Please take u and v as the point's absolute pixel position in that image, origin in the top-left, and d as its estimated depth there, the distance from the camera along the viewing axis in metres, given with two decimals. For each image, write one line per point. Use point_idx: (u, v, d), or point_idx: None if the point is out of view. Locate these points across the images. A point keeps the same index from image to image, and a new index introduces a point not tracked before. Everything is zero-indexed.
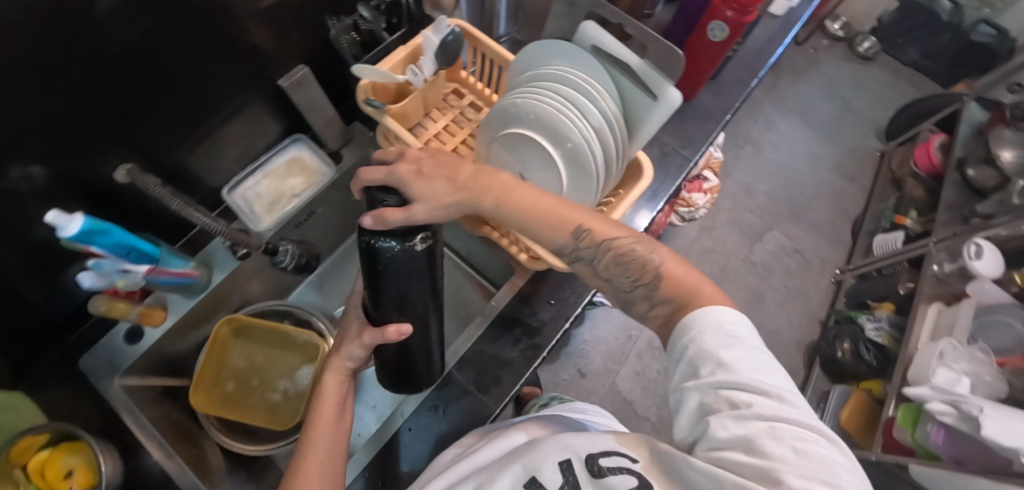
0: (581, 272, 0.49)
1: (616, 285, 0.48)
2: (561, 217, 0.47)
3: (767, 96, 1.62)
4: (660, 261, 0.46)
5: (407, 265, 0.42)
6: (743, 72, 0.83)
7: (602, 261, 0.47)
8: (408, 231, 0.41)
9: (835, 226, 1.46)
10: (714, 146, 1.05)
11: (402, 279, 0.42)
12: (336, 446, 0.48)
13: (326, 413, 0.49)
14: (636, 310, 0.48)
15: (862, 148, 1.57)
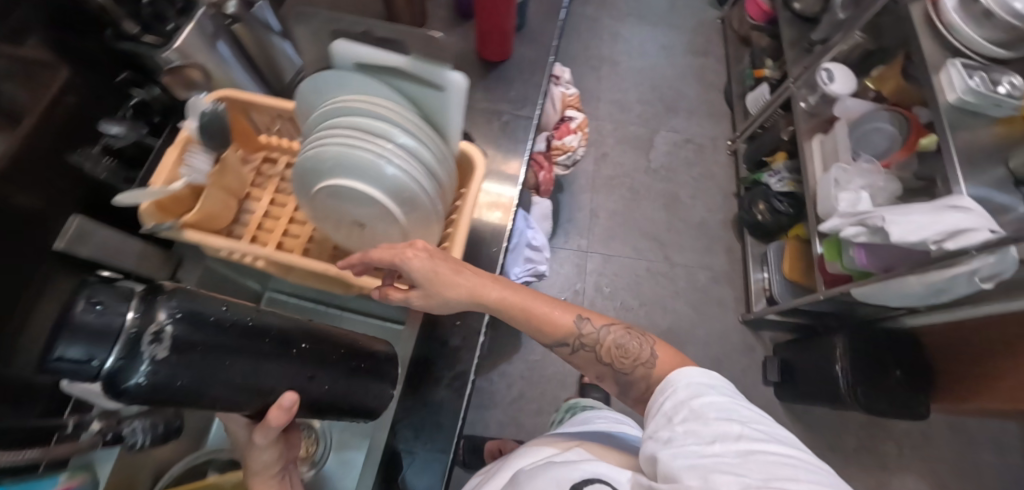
0: (581, 359, 0.54)
1: (616, 369, 0.53)
2: (558, 316, 0.52)
3: (601, 9, 1.62)
4: (654, 346, 0.52)
5: (182, 374, 0.31)
6: (547, 10, 0.81)
7: (602, 348, 0.53)
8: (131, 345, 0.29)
9: (710, 103, 1.50)
10: (564, 85, 1.03)
11: (212, 373, 0.33)
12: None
13: None
14: (635, 395, 0.53)
15: (702, 23, 1.62)
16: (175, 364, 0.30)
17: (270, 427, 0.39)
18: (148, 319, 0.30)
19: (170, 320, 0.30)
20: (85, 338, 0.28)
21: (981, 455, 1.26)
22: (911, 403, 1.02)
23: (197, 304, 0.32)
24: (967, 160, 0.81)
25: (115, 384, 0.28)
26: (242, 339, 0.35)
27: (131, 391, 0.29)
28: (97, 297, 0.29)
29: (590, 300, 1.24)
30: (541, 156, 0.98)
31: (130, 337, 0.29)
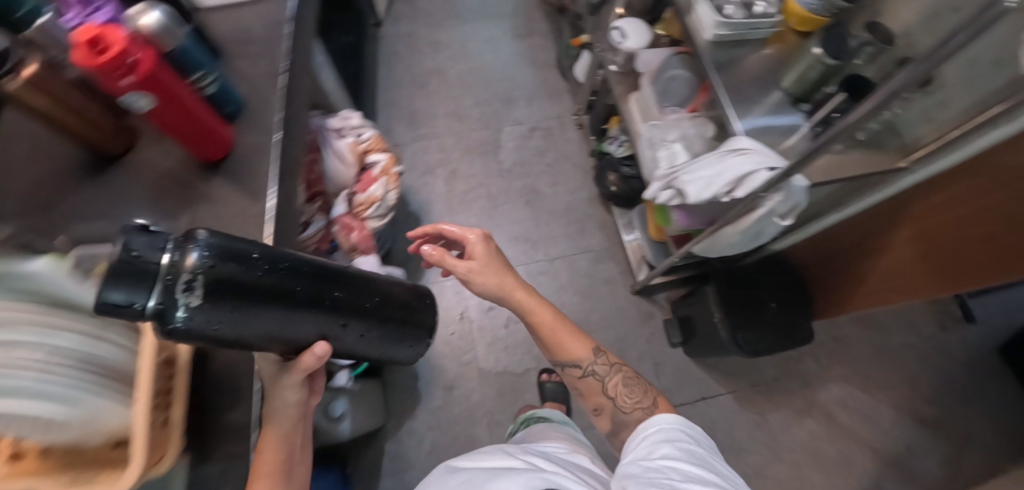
0: (591, 385, 0.75)
1: (615, 403, 0.73)
2: (580, 341, 0.75)
3: (415, 22, 1.56)
4: (654, 400, 0.70)
5: (204, 327, 0.37)
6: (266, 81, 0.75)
7: (608, 379, 0.74)
8: (170, 296, 0.35)
9: (546, 84, 1.47)
10: (354, 134, 0.99)
11: (247, 319, 0.40)
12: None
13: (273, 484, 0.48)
14: (623, 433, 0.72)
15: (520, 5, 1.58)
16: (209, 305, 0.37)
17: (296, 366, 0.47)
18: (183, 270, 0.36)
19: (205, 264, 0.37)
20: (138, 281, 0.34)
21: (894, 338, 1.28)
22: (795, 328, 1.01)
23: (226, 260, 0.38)
24: (738, 91, 0.77)
25: (164, 315, 0.35)
26: (280, 282, 0.42)
27: (177, 325, 0.36)
28: (136, 248, 0.35)
29: (477, 325, 1.21)
30: (345, 218, 0.94)
31: (167, 281, 0.35)
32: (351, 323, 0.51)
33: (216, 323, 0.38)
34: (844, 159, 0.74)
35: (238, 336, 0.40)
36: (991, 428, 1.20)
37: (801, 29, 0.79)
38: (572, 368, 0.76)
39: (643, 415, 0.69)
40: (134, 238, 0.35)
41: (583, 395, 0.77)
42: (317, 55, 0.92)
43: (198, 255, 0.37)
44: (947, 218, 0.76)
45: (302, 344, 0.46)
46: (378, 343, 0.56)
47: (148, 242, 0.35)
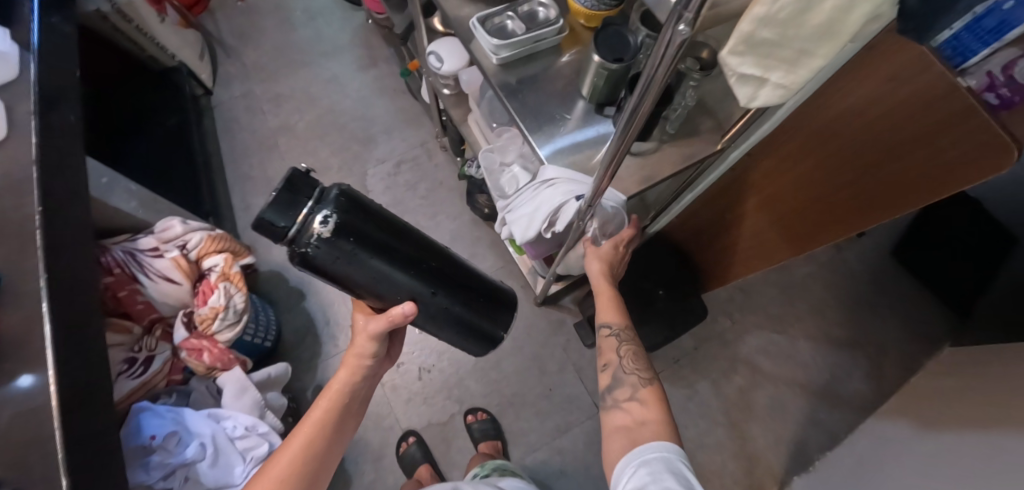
0: (606, 350, 0.68)
1: (622, 366, 0.65)
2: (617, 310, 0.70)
3: (248, 79, 1.45)
4: (654, 388, 0.62)
5: (332, 254, 0.43)
6: (22, 241, 0.66)
7: (625, 343, 0.67)
8: (306, 224, 0.42)
9: (402, 111, 1.40)
10: (176, 244, 0.89)
11: (349, 269, 0.44)
12: (296, 461, 0.53)
13: (302, 435, 0.54)
14: (618, 393, 0.63)
15: (355, 35, 1.50)
16: (331, 243, 0.42)
17: (383, 318, 0.49)
18: (315, 214, 0.42)
19: (331, 216, 0.42)
20: (283, 211, 0.41)
21: (796, 271, 1.27)
22: (684, 310, 1.06)
23: (353, 206, 0.44)
24: (534, 110, 0.72)
25: (296, 241, 0.42)
26: (388, 240, 0.46)
27: (305, 252, 0.42)
28: (292, 182, 0.42)
29: (390, 385, 1.15)
30: (190, 340, 0.86)
31: (294, 229, 0.42)
32: (438, 297, 0.52)
33: (332, 260, 0.43)
34: (659, 157, 0.72)
35: (343, 278, 0.45)
36: (902, 330, 1.20)
37: (592, 25, 0.75)
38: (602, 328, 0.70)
39: (641, 383, 0.62)
40: (295, 179, 0.42)
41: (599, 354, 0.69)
42: (99, 178, 0.83)
43: (334, 202, 0.43)
44: (786, 180, 0.75)
45: (402, 295, 0.49)
46: (453, 317, 0.55)
47: (298, 189, 0.43)
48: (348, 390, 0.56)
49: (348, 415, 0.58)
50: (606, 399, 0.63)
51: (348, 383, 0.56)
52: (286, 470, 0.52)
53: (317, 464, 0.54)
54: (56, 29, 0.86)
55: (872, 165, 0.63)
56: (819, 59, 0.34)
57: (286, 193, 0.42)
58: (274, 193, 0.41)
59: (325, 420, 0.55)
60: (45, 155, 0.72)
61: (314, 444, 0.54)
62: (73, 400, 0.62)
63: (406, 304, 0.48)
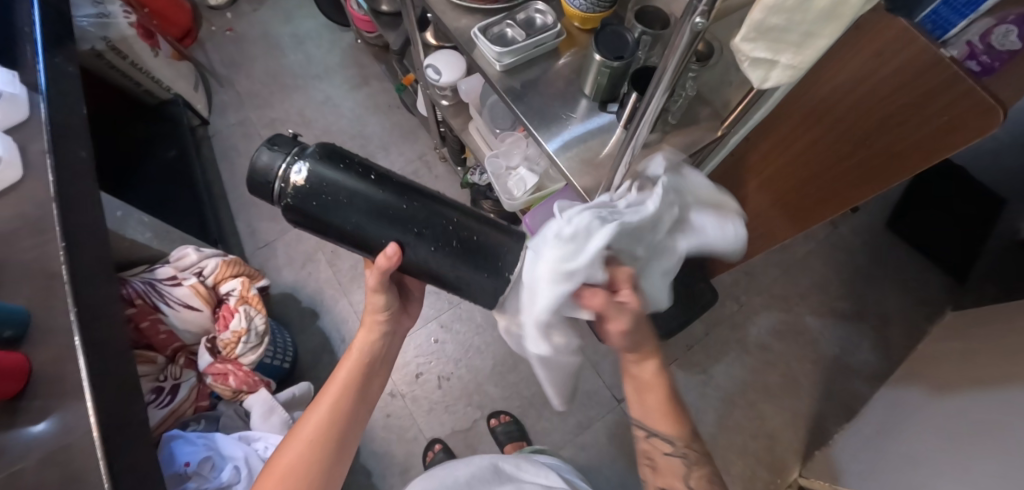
0: (668, 469, 0.56)
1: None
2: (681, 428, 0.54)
3: (242, 107, 1.46)
4: None
5: (306, 197, 0.50)
6: (49, 277, 0.68)
7: (694, 470, 0.55)
8: (282, 173, 0.50)
9: (398, 127, 1.42)
10: (193, 272, 0.90)
11: (326, 212, 0.50)
12: (323, 422, 0.57)
13: (331, 391, 0.59)
14: None
15: (345, 55, 1.52)
16: (303, 190, 0.50)
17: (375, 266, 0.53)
18: (289, 167, 0.50)
19: (303, 165, 0.50)
20: (262, 165, 0.50)
21: (796, 250, 1.30)
22: (696, 296, 1.06)
23: (320, 155, 0.51)
24: (539, 112, 0.75)
25: (280, 194, 0.50)
26: (363, 183, 0.51)
27: (286, 199, 0.50)
28: (276, 144, 0.51)
29: (410, 397, 1.16)
30: (216, 365, 0.87)
31: (278, 182, 0.50)
32: (425, 238, 0.52)
33: (311, 204, 0.50)
34: (664, 146, 0.75)
35: (329, 225, 0.51)
36: (904, 299, 1.23)
37: (587, 27, 0.78)
38: (659, 442, 0.56)
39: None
40: (275, 143, 0.52)
41: (654, 467, 0.58)
42: (113, 211, 0.84)
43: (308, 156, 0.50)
44: (782, 162, 0.78)
45: (389, 238, 0.52)
46: (452, 261, 0.53)
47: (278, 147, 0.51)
48: (367, 352, 0.62)
49: (370, 382, 0.63)
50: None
51: (366, 345, 0.63)
52: (313, 430, 0.56)
53: (347, 421, 0.59)
54: (61, 69, 0.87)
55: (865, 140, 0.66)
56: (824, 39, 0.37)
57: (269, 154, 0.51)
58: (260, 154, 0.51)
59: (347, 381, 0.60)
60: (63, 192, 0.73)
61: (339, 406, 0.59)
62: (113, 431, 0.63)
63: (388, 247, 0.51)
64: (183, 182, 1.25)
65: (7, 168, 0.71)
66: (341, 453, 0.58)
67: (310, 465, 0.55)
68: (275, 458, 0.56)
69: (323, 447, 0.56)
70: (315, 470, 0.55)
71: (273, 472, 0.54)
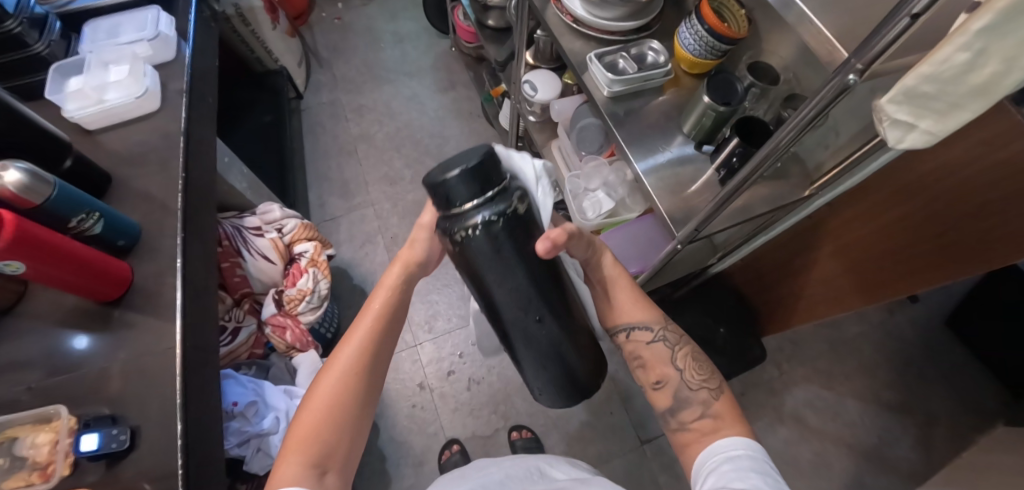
0: (657, 351, 0.65)
1: (681, 376, 0.64)
2: (648, 304, 0.66)
3: (336, 89, 1.55)
4: (721, 392, 0.63)
5: (482, 243, 0.45)
6: (164, 201, 0.74)
7: (677, 349, 0.65)
8: (488, 202, 0.45)
9: (475, 133, 1.48)
10: (274, 229, 0.96)
11: (482, 268, 0.46)
12: (359, 359, 0.55)
13: (365, 320, 0.57)
14: (685, 415, 0.62)
15: (439, 59, 1.61)
16: (483, 239, 0.45)
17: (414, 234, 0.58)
18: (482, 215, 0.44)
19: (492, 217, 0.44)
20: (473, 177, 0.44)
21: (846, 330, 1.29)
22: (745, 352, 1.13)
23: (524, 208, 0.47)
24: (637, 139, 0.78)
25: (455, 218, 0.45)
26: (518, 266, 0.47)
27: (461, 228, 0.44)
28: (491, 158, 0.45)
29: (439, 392, 1.18)
30: (277, 317, 0.91)
31: (465, 208, 0.44)
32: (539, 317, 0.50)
33: (473, 251, 0.45)
34: (752, 194, 0.77)
35: (474, 270, 0.47)
36: (953, 402, 1.19)
37: (694, 71, 0.82)
38: (640, 332, 0.65)
39: (712, 398, 0.62)
40: (478, 163, 0.44)
41: (644, 367, 0.66)
42: (221, 157, 0.91)
43: (498, 210, 0.45)
44: (863, 232, 0.79)
45: (526, 310, 0.48)
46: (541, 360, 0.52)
47: (482, 175, 0.44)
48: (403, 283, 0.58)
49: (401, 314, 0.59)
50: (671, 421, 0.64)
51: (401, 277, 0.59)
52: (354, 360, 0.54)
53: (380, 351, 0.56)
54: (205, 24, 0.96)
55: (958, 222, 0.65)
56: (971, 114, 0.36)
57: (477, 175, 0.44)
58: (459, 172, 0.44)
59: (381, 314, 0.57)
60: (189, 128, 0.80)
61: (376, 334, 0.56)
62: (191, 353, 0.67)
63: (541, 248, 0.47)
64: (272, 146, 1.34)
65: (149, 98, 0.79)
66: (375, 387, 0.56)
67: (347, 399, 0.53)
68: (312, 389, 0.54)
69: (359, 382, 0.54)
70: (353, 402, 0.53)
71: (317, 399, 0.53)
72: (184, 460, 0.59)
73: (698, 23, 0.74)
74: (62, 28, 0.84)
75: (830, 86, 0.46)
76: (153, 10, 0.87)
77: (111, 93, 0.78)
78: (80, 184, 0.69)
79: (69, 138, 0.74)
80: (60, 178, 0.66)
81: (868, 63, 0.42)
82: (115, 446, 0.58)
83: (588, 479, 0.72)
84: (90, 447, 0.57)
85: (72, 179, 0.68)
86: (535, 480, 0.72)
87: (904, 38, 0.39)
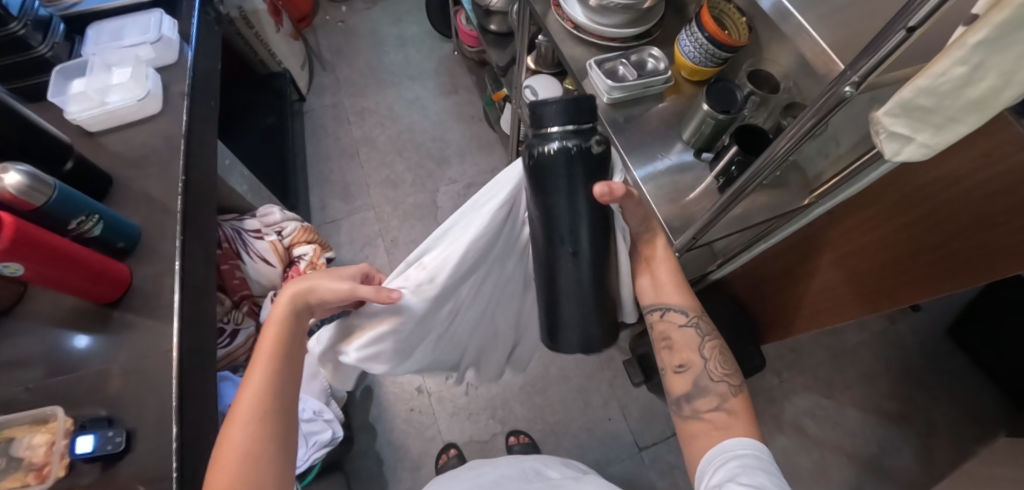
0: (687, 335, 0.65)
1: (705, 365, 0.64)
2: (688, 288, 0.66)
3: (339, 92, 1.56)
4: (738, 393, 0.62)
5: (554, 165, 0.51)
6: (163, 204, 0.74)
7: (705, 339, 0.65)
8: (571, 131, 0.50)
9: (476, 137, 1.49)
10: (275, 233, 0.98)
11: (544, 189, 0.52)
12: (262, 401, 0.51)
13: (258, 365, 0.53)
14: (699, 403, 0.62)
15: (441, 63, 1.62)
16: (556, 160, 0.50)
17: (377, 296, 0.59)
18: (560, 142, 0.50)
19: (567, 147, 0.50)
20: (568, 110, 0.50)
21: (847, 339, 1.28)
22: (747, 359, 1.11)
23: (599, 151, 0.52)
24: (636, 146, 0.78)
25: (542, 138, 0.51)
26: (580, 192, 0.52)
27: (543, 148, 0.51)
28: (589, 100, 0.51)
29: (437, 396, 1.18)
30: None
31: (551, 133, 0.50)
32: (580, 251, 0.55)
33: (542, 173, 0.52)
34: (751, 202, 0.77)
35: (539, 189, 0.53)
36: (955, 412, 1.18)
37: (694, 79, 0.82)
38: (674, 314, 0.65)
39: (730, 393, 0.62)
40: (575, 101, 0.50)
41: (669, 349, 0.66)
42: (223, 159, 0.92)
43: (576, 144, 0.50)
44: (862, 241, 0.79)
45: (570, 241, 0.54)
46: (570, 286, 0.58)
47: (575, 111, 0.50)
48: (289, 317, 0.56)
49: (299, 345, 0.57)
50: (684, 407, 0.63)
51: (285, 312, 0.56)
52: (255, 406, 0.50)
53: (281, 392, 0.53)
54: (208, 26, 0.97)
55: (957, 234, 0.65)
56: (968, 128, 0.36)
57: (569, 108, 0.50)
58: (560, 102, 0.50)
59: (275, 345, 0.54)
60: (190, 131, 0.80)
61: (271, 374, 0.53)
62: (189, 355, 0.67)
63: (598, 189, 0.52)
64: (274, 149, 1.34)
65: (150, 100, 0.80)
66: (289, 425, 0.52)
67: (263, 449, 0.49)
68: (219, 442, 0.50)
69: (269, 425, 0.51)
70: (270, 445, 0.50)
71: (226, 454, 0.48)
72: (178, 463, 0.59)
73: (698, 30, 0.74)
74: (66, 31, 0.84)
75: (826, 99, 0.46)
76: (157, 13, 0.88)
77: (113, 96, 0.78)
78: (81, 186, 0.70)
79: (71, 139, 0.75)
80: (62, 180, 0.66)
81: (864, 76, 0.42)
82: (111, 448, 0.58)
83: (580, 476, 0.73)
84: (85, 449, 0.57)
85: (72, 181, 0.68)
86: (530, 481, 0.72)
87: (900, 50, 0.39)
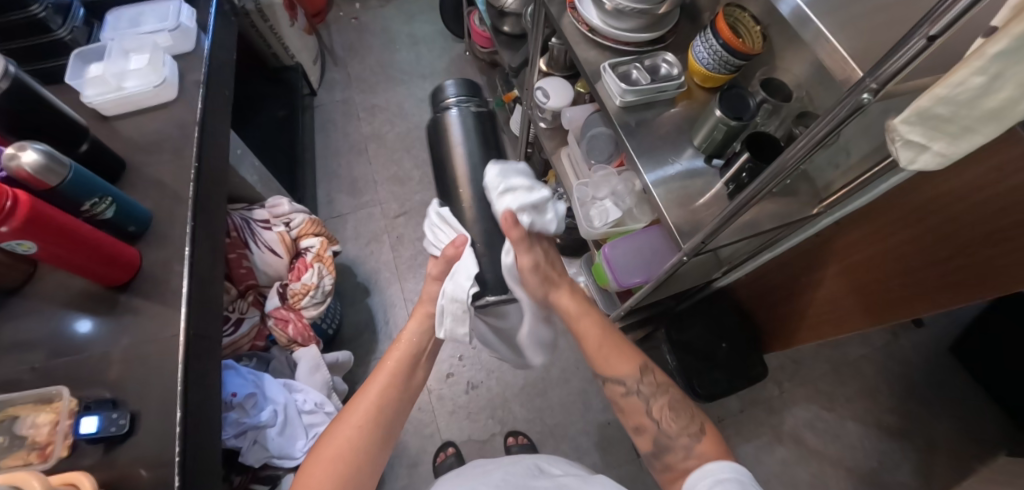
0: (633, 404, 0.67)
1: (659, 425, 0.64)
2: (621, 350, 0.69)
3: (350, 88, 1.57)
4: (702, 441, 0.61)
5: None
6: (176, 189, 0.74)
7: (653, 401, 0.66)
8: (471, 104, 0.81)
9: None
10: (281, 223, 0.98)
11: None
12: (366, 416, 0.63)
13: (377, 378, 0.67)
14: (667, 458, 0.62)
15: (453, 63, 1.62)
16: None
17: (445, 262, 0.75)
18: None
19: None
20: None
21: (849, 352, 1.28)
22: (748, 366, 1.10)
23: None
24: (647, 150, 0.79)
25: None
26: None
27: None
28: None
29: (437, 393, 1.18)
30: (280, 310, 0.92)
31: None
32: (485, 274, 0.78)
33: None
34: (759, 209, 0.76)
35: None
36: (955, 429, 1.18)
37: (707, 85, 0.82)
38: (615, 384, 0.68)
39: (694, 441, 0.61)
40: None
41: (625, 413, 0.68)
42: (234, 149, 0.92)
43: None
44: (867, 253, 0.79)
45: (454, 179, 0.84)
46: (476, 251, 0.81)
47: None
48: (416, 339, 0.71)
49: (411, 376, 0.69)
50: (657, 464, 0.64)
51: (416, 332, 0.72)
52: (360, 416, 0.62)
53: (386, 415, 0.64)
54: (224, 17, 0.98)
55: (966, 247, 0.65)
56: (985, 138, 0.36)
57: None
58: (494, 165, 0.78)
59: (400, 363, 0.68)
60: (205, 119, 0.81)
61: (385, 392, 0.65)
62: (195, 341, 0.67)
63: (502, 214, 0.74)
64: (283, 141, 1.35)
65: (166, 87, 0.80)
66: (383, 447, 0.63)
67: (349, 456, 0.59)
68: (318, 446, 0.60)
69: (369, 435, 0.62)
70: (362, 459, 0.60)
71: (323, 457, 0.58)
72: (181, 448, 0.59)
73: (712, 37, 0.75)
74: (86, 15, 0.85)
75: (840, 107, 0.47)
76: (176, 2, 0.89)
77: (130, 81, 0.79)
78: (95, 168, 0.70)
79: (86, 123, 0.75)
80: (76, 162, 0.67)
81: (883, 83, 0.42)
82: (114, 430, 0.58)
83: (586, 476, 0.73)
84: (89, 429, 0.58)
85: (87, 163, 0.69)
86: (536, 477, 0.72)
87: (919, 59, 0.39)
